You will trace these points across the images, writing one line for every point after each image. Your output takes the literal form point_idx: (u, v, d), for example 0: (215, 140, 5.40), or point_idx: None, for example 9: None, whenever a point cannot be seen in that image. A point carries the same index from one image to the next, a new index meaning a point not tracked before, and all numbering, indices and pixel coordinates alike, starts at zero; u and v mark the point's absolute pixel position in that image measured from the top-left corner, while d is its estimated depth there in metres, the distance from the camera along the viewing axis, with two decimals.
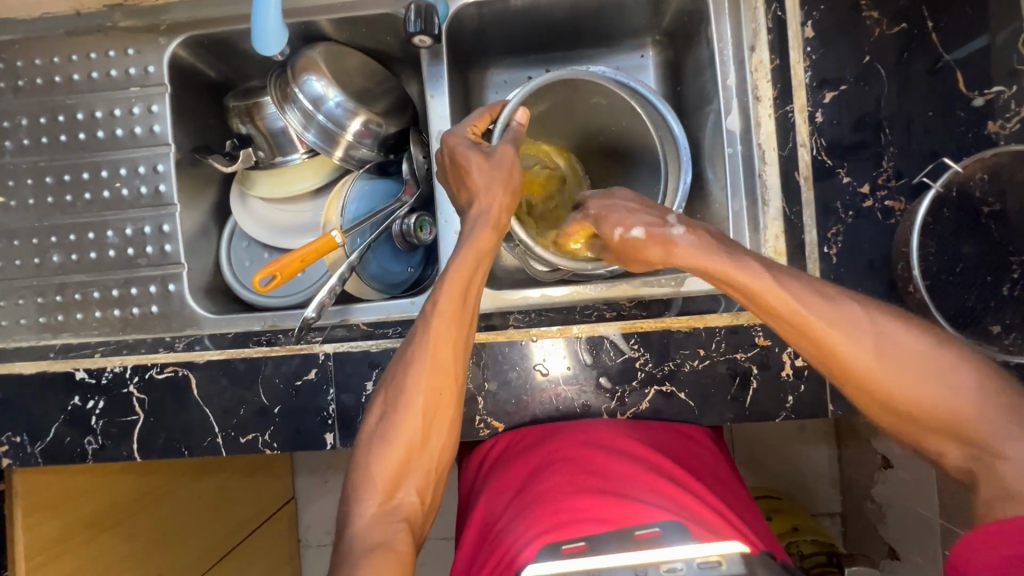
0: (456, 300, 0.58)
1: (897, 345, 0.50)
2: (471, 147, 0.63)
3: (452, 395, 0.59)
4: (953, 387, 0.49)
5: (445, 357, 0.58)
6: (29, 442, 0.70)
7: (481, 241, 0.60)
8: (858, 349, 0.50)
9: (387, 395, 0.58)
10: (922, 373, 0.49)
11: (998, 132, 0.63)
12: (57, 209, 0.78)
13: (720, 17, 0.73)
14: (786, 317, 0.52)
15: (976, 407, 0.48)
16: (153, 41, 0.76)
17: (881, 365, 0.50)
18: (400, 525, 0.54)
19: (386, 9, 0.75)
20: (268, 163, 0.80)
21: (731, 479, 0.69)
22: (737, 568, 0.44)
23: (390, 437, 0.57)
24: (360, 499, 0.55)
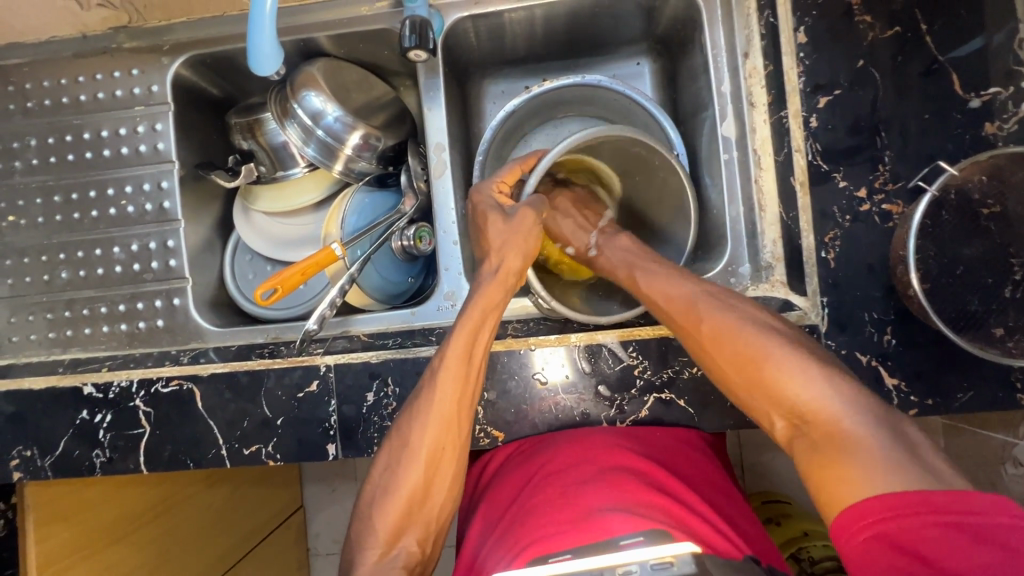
0: (462, 354, 0.59)
1: (769, 344, 0.54)
2: (493, 207, 0.65)
3: (457, 450, 0.59)
4: (814, 381, 0.51)
5: (452, 413, 0.58)
6: (40, 456, 0.71)
7: (488, 296, 0.62)
8: (717, 325, 0.57)
9: (391, 448, 0.59)
10: (782, 355, 0.53)
11: (996, 133, 0.62)
12: (65, 226, 0.80)
13: (712, 25, 0.74)
14: (675, 312, 0.60)
15: (821, 386, 0.51)
16: (156, 61, 0.78)
17: (744, 349, 0.55)
18: (399, 573, 0.55)
19: (382, 24, 0.76)
20: (270, 177, 0.81)
21: (728, 488, 0.69)
22: (688, 566, 0.45)
23: (392, 488, 0.58)
24: (363, 546, 0.57)
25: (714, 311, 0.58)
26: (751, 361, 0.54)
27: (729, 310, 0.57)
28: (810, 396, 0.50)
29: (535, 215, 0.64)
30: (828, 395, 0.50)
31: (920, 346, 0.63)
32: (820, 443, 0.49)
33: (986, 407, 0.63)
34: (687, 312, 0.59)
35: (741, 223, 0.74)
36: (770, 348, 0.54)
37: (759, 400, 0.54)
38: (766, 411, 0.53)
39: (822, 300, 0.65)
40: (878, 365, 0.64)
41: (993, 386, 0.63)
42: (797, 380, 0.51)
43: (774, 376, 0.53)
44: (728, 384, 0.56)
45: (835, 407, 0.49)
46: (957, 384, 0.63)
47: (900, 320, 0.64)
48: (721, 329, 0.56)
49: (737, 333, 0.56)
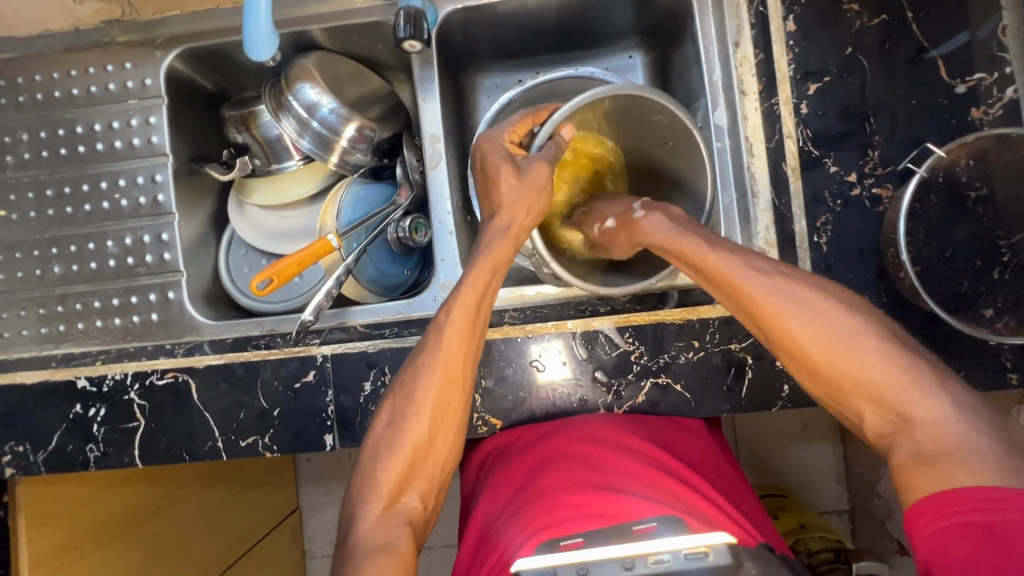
0: (470, 311, 0.58)
1: (859, 344, 0.50)
2: (505, 158, 0.63)
3: (461, 406, 0.59)
4: (910, 380, 0.49)
5: (456, 368, 0.58)
6: (32, 452, 0.70)
7: (497, 254, 0.61)
8: (806, 325, 0.52)
9: (395, 403, 0.59)
10: (880, 356, 0.50)
11: (982, 118, 0.63)
12: (58, 220, 0.79)
13: (703, 16, 0.74)
14: (745, 308, 0.54)
15: (925, 393, 0.48)
16: (149, 55, 0.78)
17: (828, 344, 0.51)
18: (404, 528, 0.55)
19: (376, 17, 0.76)
20: (264, 171, 0.81)
21: (732, 476, 0.69)
22: (723, 557, 0.45)
23: (397, 442, 0.57)
24: (364, 501, 0.56)
25: (800, 313, 0.52)
26: (845, 359, 0.50)
27: (814, 304, 0.52)
28: (919, 404, 0.48)
29: (549, 169, 0.63)
30: (941, 408, 0.47)
31: (912, 328, 0.64)
32: (918, 447, 0.47)
33: (978, 387, 0.64)
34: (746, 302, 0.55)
35: (735, 211, 0.73)
36: (866, 354, 0.50)
37: (854, 401, 0.51)
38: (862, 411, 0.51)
39: None
40: None
41: (985, 367, 0.63)
42: (896, 384, 0.49)
43: (871, 378, 0.49)
44: (803, 373, 0.53)
45: (946, 419, 0.47)
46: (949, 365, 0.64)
47: (892, 303, 0.65)
48: (809, 333, 0.52)
49: (824, 331, 0.51)
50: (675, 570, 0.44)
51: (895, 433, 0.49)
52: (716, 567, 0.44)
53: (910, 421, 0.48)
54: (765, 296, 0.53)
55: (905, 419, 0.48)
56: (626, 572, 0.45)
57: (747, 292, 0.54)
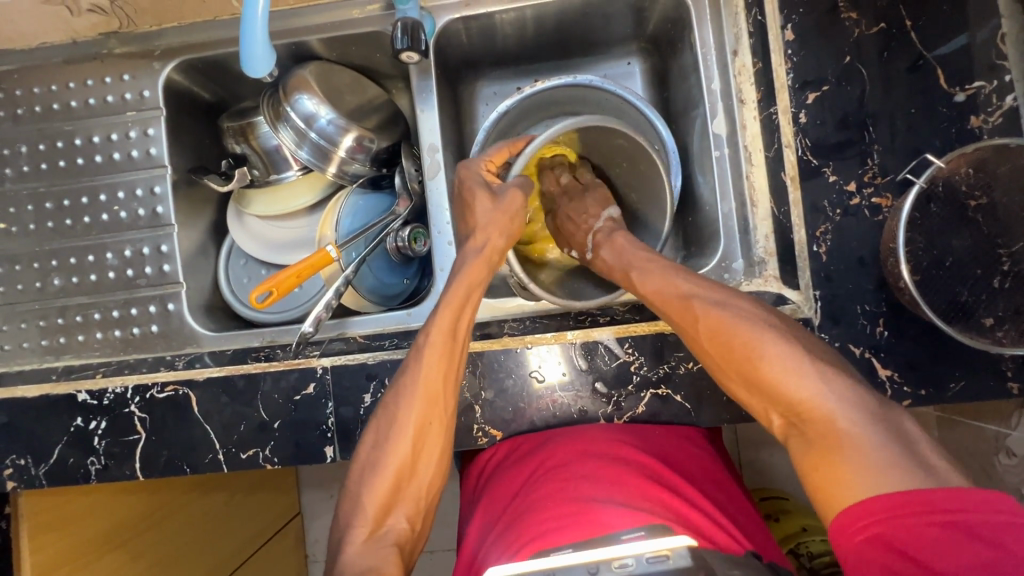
0: (448, 329, 0.60)
1: (760, 338, 0.55)
2: (480, 184, 0.66)
3: (443, 425, 0.60)
4: (804, 374, 0.53)
5: (438, 388, 0.59)
6: (34, 465, 0.71)
7: (473, 274, 0.63)
8: (712, 324, 0.58)
9: (380, 425, 0.60)
10: (789, 359, 0.54)
11: (981, 126, 0.63)
12: (57, 233, 0.79)
13: (702, 24, 0.74)
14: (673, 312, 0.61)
15: (816, 387, 0.52)
16: (147, 67, 0.77)
17: (744, 347, 0.56)
18: (391, 550, 0.55)
19: (374, 27, 0.76)
20: (263, 181, 0.81)
21: (731, 486, 0.69)
22: (683, 560, 0.48)
23: (380, 463, 0.58)
24: (351, 525, 0.56)
25: (710, 310, 0.58)
26: (746, 356, 0.55)
27: (723, 307, 0.58)
28: (806, 393, 0.52)
29: (523, 195, 0.67)
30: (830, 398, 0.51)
31: (911, 337, 0.64)
32: (817, 441, 0.50)
33: (978, 396, 0.63)
34: (682, 312, 0.60)
35: (734, 220, 0.73)
36: (766, 347, 0.55)
37: (756, 396, 0.55)
38: (764, 408, 0.55)
39: (814, 293, 0.66)
40: (871, 357, 0.65)
41: (984, 375, 0.63)
42: (790, 376, 0.53)
43: (770, 372, 0.54)
44: (721, 374, 0.58)
45: (832, 406, 0.51)
46: (949, 374, 0.64)
47: (892, 312, 0.65)
48: (717, 328, 0.57)
49: (731, 329, 0.57)
50: (638, 572, 0.47)
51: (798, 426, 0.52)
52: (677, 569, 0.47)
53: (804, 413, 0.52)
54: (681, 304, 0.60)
55: (802, 413, 0.52)
56: None
57: (654, 296, 0.62)
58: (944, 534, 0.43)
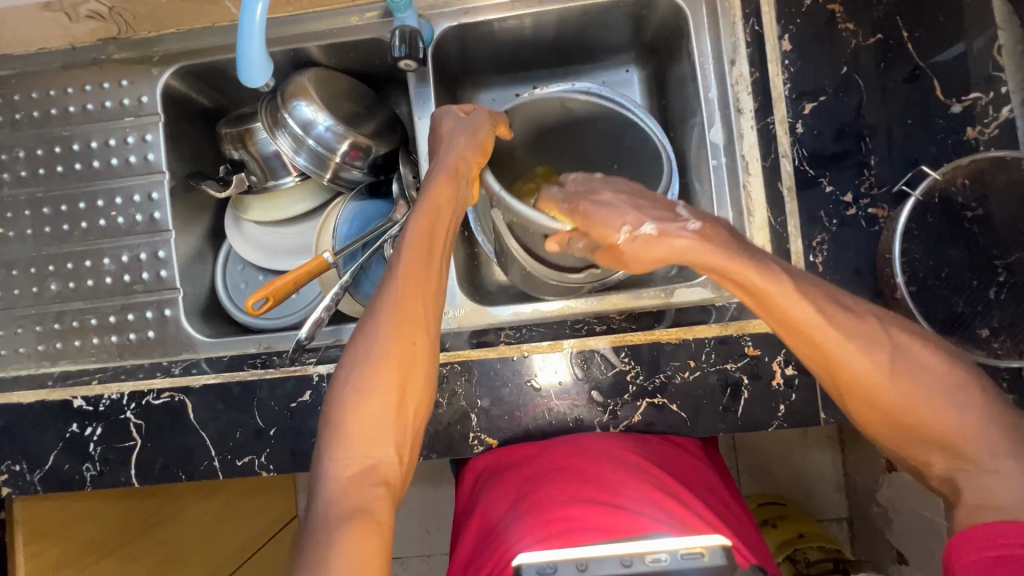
0: (423, 246, 0.56)
1: (924, 383, 0.50)
2: (451, 114, 0.66)
3: (427, 347, 0.54)
4: (967, 411, 0.49)
5: (419, 307, 0.54)
6: (29, 471, 0.70)
7: (444, 190, 0.59)
8: (876, 362, 0.50)
9: (356, 355, 0.52)
10: (964, 407, 0.49)
11: (977, 137, 0.63)
12: (54, 238, 0.79)
13: (700, 32, 0.74)
14: (820, 344, 0.50)
15: (988, 440, 0.48)
16: (145, 72, 0.78)
17: (909, 391, 0.49)
18: (380, 488, 0.48)
19: (372, 33, 0.76)
20: (261, 187, 0.81)
21: (726, 497, 0.69)
22: (719, 559, 0.45)
23: (361, 394, 0.51)
24: (329, 464, 0.49)
25: (870, 347, 0.50)
26: (914, 407, 0.49)
27: (881, 349, 0.50)
28: (976, 434, 0.48)
29: (492, 119, 0.67)
30: (1011, 460, 0.47)
31: None
32: (976, 480, 0.47)
33: None
34: (839, 348, 0.50)
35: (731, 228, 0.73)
36: (941, 399, 0.49)
37: (911, 436, 0.51)
38: (916, 447, 0.51)
39: None
40: None
41: None
42: (954, 416, 0.49)
43: (935, 416, 0.49)
44: (868, 411, 0.52)
45: (985, 430, 0.48)
46: None
47: None
48: (876, 370, 0.50)
49: (897, 373, 0.50)
50: (672, 569, 0.45)
51: (959, 477, 0.48)
52: (713, 568, 0.45)
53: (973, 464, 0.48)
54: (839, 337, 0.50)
55: (971, 467, 0.48)
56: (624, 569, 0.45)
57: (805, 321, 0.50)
58: None
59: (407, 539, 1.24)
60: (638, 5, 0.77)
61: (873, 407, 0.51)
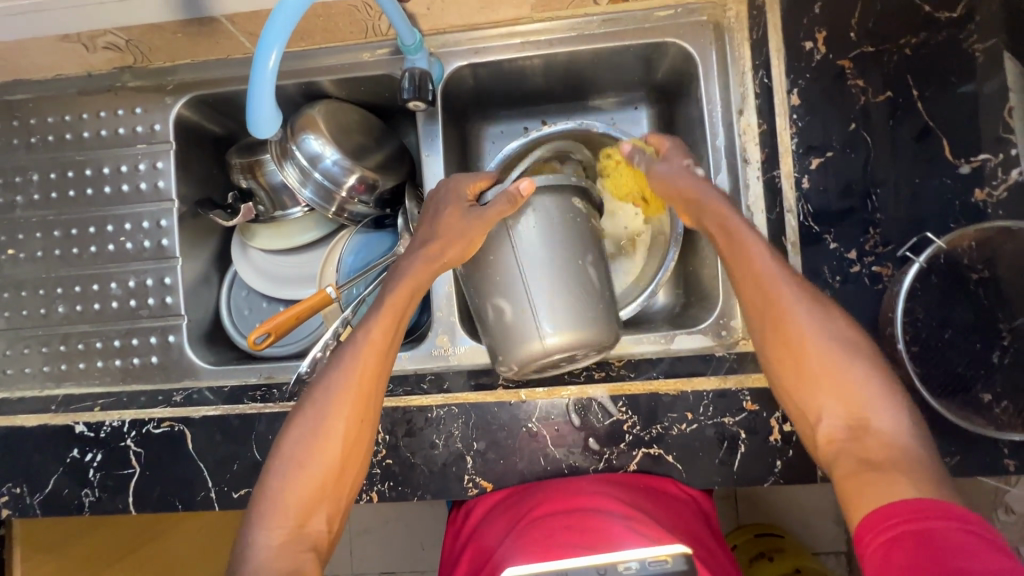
0: (386, 329, 0.60)
1: (837, 353, 0.52)
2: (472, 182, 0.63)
3: (370, 425, 0.58)
4: (880, 388, 0.51)
5: (368, 386, 0.58)
6: (29, 494, 0.71)
7: (418, 274, 0.62)
8: (806, 320, 0.53)
9: (303, 423, 0.56)
10: (864, 372, 0.51)
11: (985, 200, 0.63)
12: (64, 261, 0.80)
13: (709, 79, 0.74)
14: (755, 292, 0.56)
15: (881, 402, 0.50)
16: (159, 101, 0.79)
17: (825, 350, 0.52)
18: (308, 555, 0.51)
19: (383, 70, 0.77)
20: (268, 217, 0.82)
21: (716, 549, 0.65)
22: (682, 565, 0.49)
23: (302, 463, 0.54)
24: (263, 528, 0.52)
25: (801, 305, 0.54)
26: (829, 364, 0.52)
27: (811, 306, 0.54)
28: (876, 411, 0.50)
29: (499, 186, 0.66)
30: (896, 415, 0.49)
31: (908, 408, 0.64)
32: (865, 456, 0.48)
33: (976, 472, 0.62)
34: (770, 297, 0.55)
35: None
36: (851, 367, 0.52)
37: (818, 399, 0.52)
38: (820, 411, 0.52)
39: None
40: None
41: (981, 451, 0.62)
42: (864, 390, 0.51)
43: (841, 381, 0.51)
44: (785, 369, 0.54)
45: (893, 425, 0.49)
46: (944, 448, 0.63)
47: None
48: (806, 326, 0.53)
49: (819, 329, 0.53)
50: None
51: (845, 439, 0.50)
52: (675, 573, 0.48)
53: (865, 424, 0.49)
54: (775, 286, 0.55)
55: (858, 422, 0.50)
56: None
57: (763, 272, 0.55)
58: (962, 540, 0.40)
59: (399, 559, 1.24)
60: (648, 50, 0.77)
61: (794, 360, 0.53)
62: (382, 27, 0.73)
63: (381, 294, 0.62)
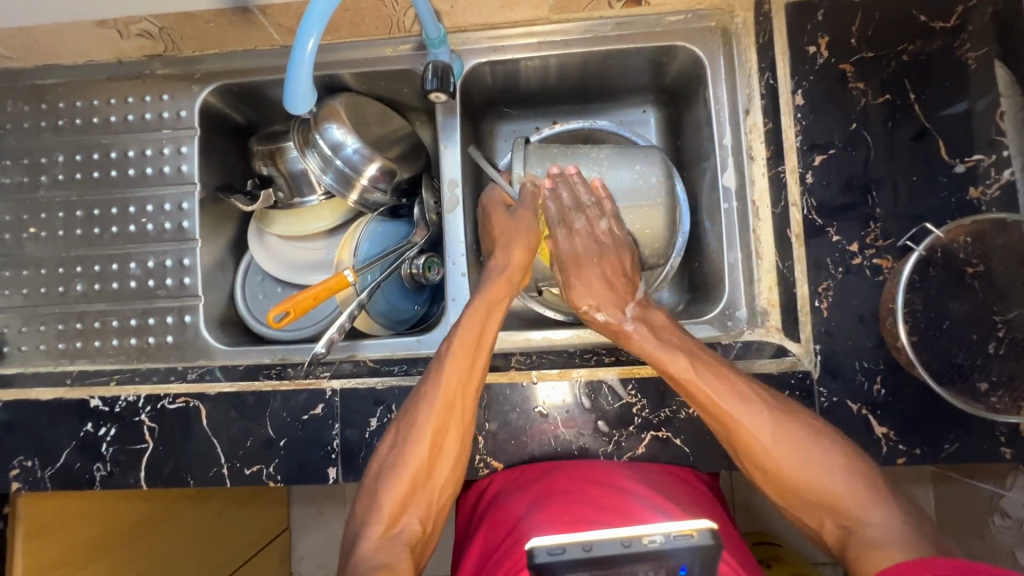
0: (471, 342, 0.65)
1: (798, 456, 0.59)
2: (501, 206, 0.75)
3: (459, 431, 0.64)
4: (844, 478, 0.58)
5: (453, 396, 0.63)
6: (40, 467, 0.72)
7: (496, 290, 0.69)
8: (766, 427, 0.60)
9: (399, 428, 0.63)
10: (834, 470, 0.58)
11: (980, 197, 0.66)
12: (84, 240, 0.82)
13: (716, 81, 0.78)
14: (718, 418, 0.62)
15: (864, 501, 0.57)
16: (186, 89, 0.81)
17: (792, 457, 0.59)
18: (403, 548, 0.58)
19: (405, 65, 0.80)
20: (287, 203, 0.84)
21: (726, 527, 0.68)
22: (708, 539, 0.40)
23: (399, 466, 0.61)
24: (367, 523, 0.60)
25: (759, 415, 0.61)
26: (786, 465, 0.60)
27: (773, 413, 0.61)
28: (867, 513, 0.56)
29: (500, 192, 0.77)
30: (880, 514, 0.56)
31: (908, 395, 0.66)
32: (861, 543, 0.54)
33: (973, 459, 0.65)
34: (722, 419, 0.62)
35: (739, 269, 0.76)
36: (816, 465, 0.59)
37: (795, 495, 0.60)
38: (805, 510, 0.60)
39: (815, 347, 0.68)
40: (868, 414, 0.66)
41: (978, 439, 0.65)
42: (828, 477, 0.58)
43: (811, 477, 0.59)
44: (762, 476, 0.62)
45: (885, 528, 0.54)
46: (943, 435, 0.65)
47: (889, 370, 0.67)
48: (767, 427, 0.60)
49: (785, 429, 0.60)
50: (666, 551, 0.40)
51: (842, 536, 0.57)
52: (701, 549, 0.40)
53: (855, 524, 0.56)
54: (710, 385, 0.62)
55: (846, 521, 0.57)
56: (624, 549, 0.40)
57: (698, 388, 0.62)
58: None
59: None
60: (659, 53, 0.80)
61: (755, 461, 0.61)
62: (406, 22, 0.76)
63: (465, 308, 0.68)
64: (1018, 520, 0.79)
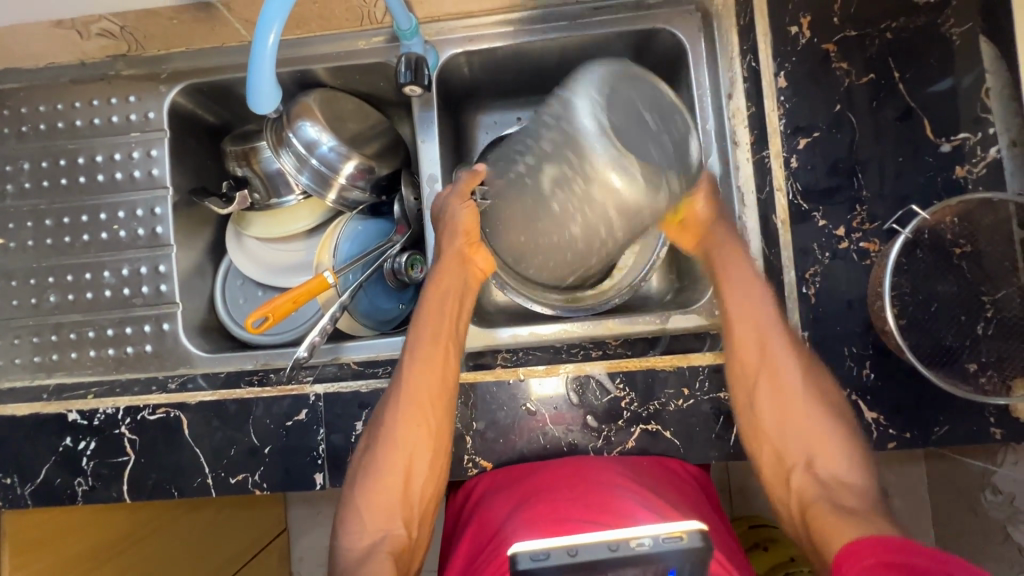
0: (430, 344, 0.67)
1: (811, 410, 0.64)
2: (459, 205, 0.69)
3: (430, 437, 0.64)
4: (837, 429, 0.63)
5: (420, 403, 0.64)
6: (19, 484, 0.71)
7: (449, 291, 0.69)
8: (794, 371, 0.65)
9: (371, 441, 0.65)
10: (827, 419, 0.64)
11: (966, 176, 0.65)
12: (55, 250, 0.79)
13: (698, 64, 0.76)
14: (746, 335, 0.66)
15: (842, 455, 0.62)
16: (154, 89, 0.79)
17: (802, 404, 0.64)
18: (386, 557, 0.60)
19: (379, 58, 0.78)
20: (264, 204, 0.82)
21: (716, 520, 0.68)
22: (699, 542, 0.39)
23: (375, 477, 0.64)
24: (353, 531, 0.63)
25: (784, 342, 0.65)
26: (795, 411, 0.65)
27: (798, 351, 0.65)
28: (841, 467, 0.62)
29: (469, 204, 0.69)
30: (852, 470, 0.62)
31: (897, 379, 0.65)
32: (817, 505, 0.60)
33: (963, 441, 0.64)
34: (756, 347, 0.66)
35: None
36: (824, 424, 0.64)
37: (794, 448, 0.64)
38: (790, 458, 0.64)
39: (803, 334, 0.67)
40: (859, 400, 0.66)
41: (967, 420, 0.64)
42: (825, 430, 0.63)
43: (808, 425, 0.64)
44: (765, 430, 0.65)
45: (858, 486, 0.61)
46: (933, 418, 0.65)
47: (878, 355, 0.66)
48: (792, 362, 0.65)
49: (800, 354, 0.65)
50: (653, 554, 0.39)
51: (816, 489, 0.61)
52: (691, 552, 0.39)
53: (827, 475, 0.62)
54: (760, 314, 0.66)
55: (821, 471, 0.62)
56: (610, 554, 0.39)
57: (740, 307, 0.67)
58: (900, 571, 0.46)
59: None
60: (638, 38, 0.78)
61: (774, 388, 0.65)
62: (377, 14, 0.74)
63: (421, 314, 0.69)
64: (1009, 496, 0.79)
